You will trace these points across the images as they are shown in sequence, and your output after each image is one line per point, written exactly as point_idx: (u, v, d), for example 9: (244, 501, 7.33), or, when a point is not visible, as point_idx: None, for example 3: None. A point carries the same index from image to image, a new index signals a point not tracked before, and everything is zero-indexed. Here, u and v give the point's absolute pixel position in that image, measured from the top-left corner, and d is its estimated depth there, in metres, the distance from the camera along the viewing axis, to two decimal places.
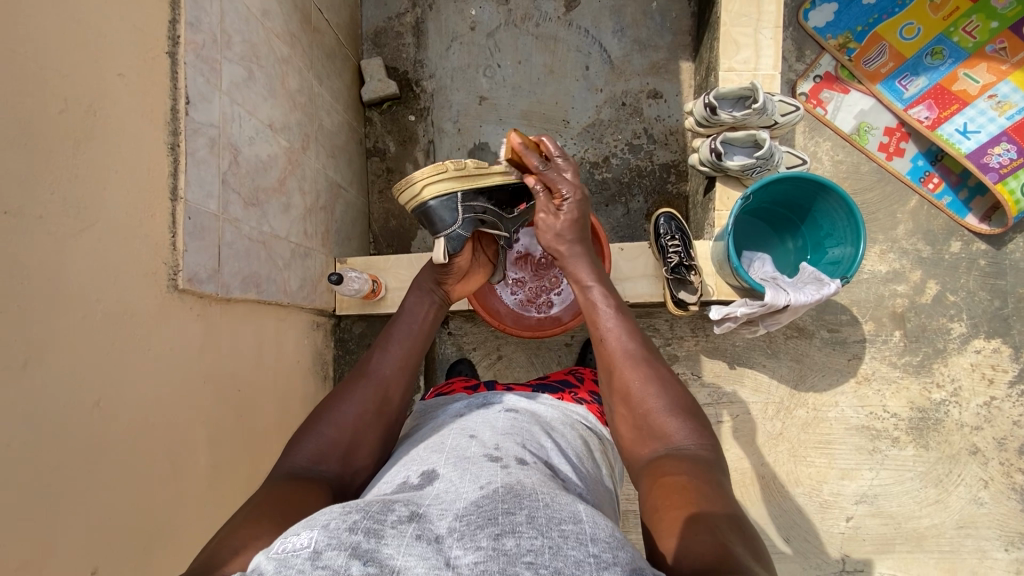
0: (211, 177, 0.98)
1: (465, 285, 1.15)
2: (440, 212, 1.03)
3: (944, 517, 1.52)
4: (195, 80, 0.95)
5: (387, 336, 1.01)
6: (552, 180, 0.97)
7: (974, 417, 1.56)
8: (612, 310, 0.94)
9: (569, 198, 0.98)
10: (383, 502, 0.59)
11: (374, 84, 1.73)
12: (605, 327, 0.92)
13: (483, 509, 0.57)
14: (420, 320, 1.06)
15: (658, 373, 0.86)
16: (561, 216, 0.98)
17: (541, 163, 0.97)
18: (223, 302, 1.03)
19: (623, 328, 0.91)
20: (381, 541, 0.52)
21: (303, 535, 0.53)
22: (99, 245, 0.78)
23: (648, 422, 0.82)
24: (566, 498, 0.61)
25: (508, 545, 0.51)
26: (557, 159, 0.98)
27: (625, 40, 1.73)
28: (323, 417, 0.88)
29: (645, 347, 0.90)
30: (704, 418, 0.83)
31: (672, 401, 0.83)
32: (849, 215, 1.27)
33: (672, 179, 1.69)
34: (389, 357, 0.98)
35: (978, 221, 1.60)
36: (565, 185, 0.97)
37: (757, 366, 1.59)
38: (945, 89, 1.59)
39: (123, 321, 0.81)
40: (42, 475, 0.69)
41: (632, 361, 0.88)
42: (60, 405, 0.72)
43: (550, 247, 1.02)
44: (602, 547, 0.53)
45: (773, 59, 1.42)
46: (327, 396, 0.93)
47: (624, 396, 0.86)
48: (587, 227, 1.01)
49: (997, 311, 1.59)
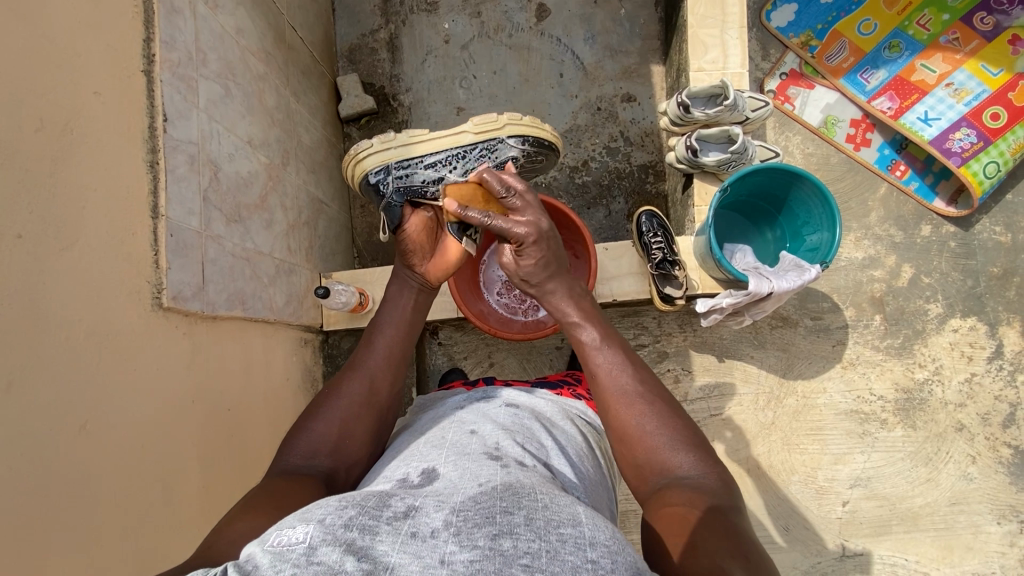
0: (192, 194, 0.97)
1: (436, 262, 1.01)
2: (376, 188, 1.06)
3: (936, 495, 1.55)
4: (172, 97, 0.94)
5: (375, 328, 1.00)
6: (503, 228, 0.87)
7: (957, 394, 1.60)
8: (600, 345, 0.91)
9: (526, 243, 0.88)
10: (380, 498, 0.59)
11: (351, 100, 1.74)
12: (596, 365, 0.90)
13: (480, 506, 0.57)
14: (405, 307, 1.02)
15: (654, 406, 0.85)
16: (523, 262, 0.90)
17: (484, 213, 0.88)
18: (209, 320, 1.01)
19: (613, 363, 0.89)
20: (377, 538, 0.52)
21: (298, 529, 0.53)
22: (80, 264, 0.77)
23: (649, 458, 0.82)
24: (565, 501, 0.60)
25: (505, 546, 0.51)
26: (507, 198, 0.89)
27: (596, 47, 1.77)
28: (314, 413, 0.90)
29: (636, 378, 0.88)
30: (706, 444, 0.84)
31: (671, 433, 0.83)
32: (824, 201, 1.30)
33: (650, 179, 1.72)
34: (376, 350, 0.97)
35: (945, 204, 1.66)
36: (519, 228, 0.87)
37: (745, 358, 1.62)
38: (904, 80, 1.65)
39: (107, 342, 0.79)
40: (30, 505, 0.67)
41: (627, 400, 0.86)
42: (44, 428, 0.69)
43: (527, 287, 0.95)
44: (601, 552, 0.53)
45: (740, 57, 1.46)
46: (318, 393, 0.94)
47: (622, 434, 0.85)
48: (559, 258, 0.93)
49: (971, 291, 1.64)
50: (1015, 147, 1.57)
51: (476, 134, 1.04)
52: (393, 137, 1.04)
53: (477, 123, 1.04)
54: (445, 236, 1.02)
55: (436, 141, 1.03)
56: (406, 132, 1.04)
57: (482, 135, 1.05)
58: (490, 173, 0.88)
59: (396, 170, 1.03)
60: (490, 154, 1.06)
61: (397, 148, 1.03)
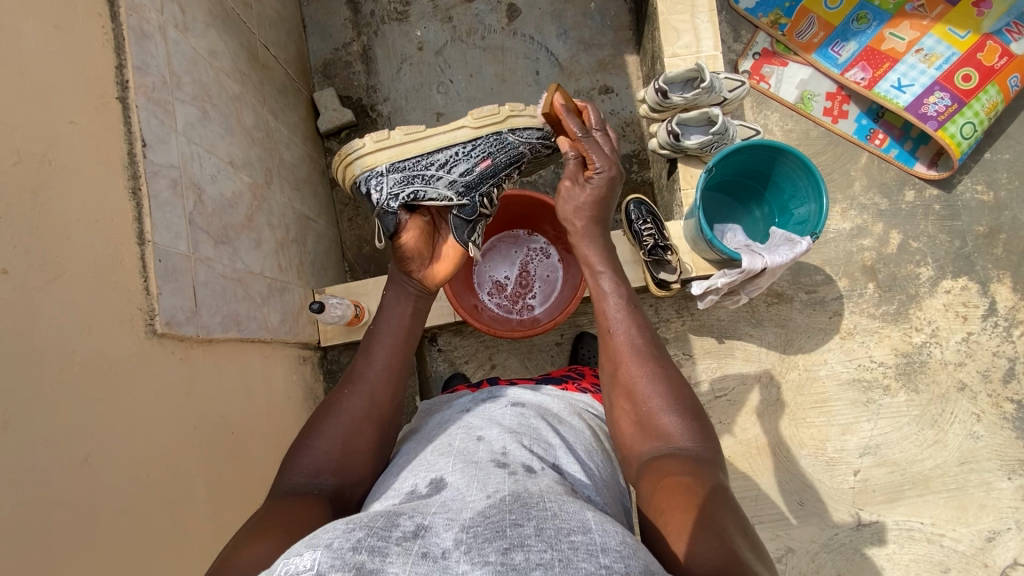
0: (178, 219, 0.97)
1: (438, 267, 1.05)
2: (368, 189, 1.09)
3: (945, 456, 1.56)
4: (149, 122, 0.94)
5: (369, 340, 0.99)
6: (587, 150, 1.00)
7: (956, 353, 1.61)
8: (621, 304, 0.96)
9: (600, 172, 1.00)
10: (388, 518, 0.58)
11: (330, 114, 1.73)
12: (614, 320, 0.95)
13: (489, 521, 0.56)
14: (401, 316, 1.01)
15: (661, 372, 0.89)
16: (587, 190, 1.01)
17: (582, 128, 1.00)
18: (205, 343, 1.00)
19: (630, 321, 0.94)
20: (387, 560, 0.51)
21: (306, 557, 0.52)
22: (71, 296, 0.76)
23: (651, 420, 0.84)
24: (575, 507, 0.60)
25: (517, 560, 0.50)
26: (597, 133, 1.02)
27: (570, 42, 1.78)
28: (314, 430, 0.89)
29: (651, 342, 0.92)
30: (706, 421, 0.86)
31: (677, 402, 0.86)
32: (808, 173, 1.31)
33: (635, 168, 1.73)
34: (374, 360, 0.96)
35: (926, 168, 1.68)
36: (598, 158, 1.00)
37: (745, 337, 1.63)
38: (875, 50, 1.67)
39: (104, 373, 0.78)
40: (37, 544, 0.66)
41: (639, 358, 0.90)
42: (44, 465, 0.68)
43: (573, 215, 1.03)
44: (614, 557, 0.52)
45: (713, 40, 1.47)
46: (317, 409, 0.93)
47: (629, 393, 0.88)
48: (608, 205, 1.04)
49: (959, 251, 1.66)
50: (989, 106, 1.58)
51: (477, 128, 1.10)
52: (388, 137, 1.08)
53: (477, 117, 1.10)
54: (443, 242, 1.09)
55: (431, 137, 1.09)
56: (401, 130, 1.09)
57: (478, 129, 1.10)
58: (591, 109, 1.02)
59: (388, 171, 1.07)
60: (488, 147, 1.11)
61: (394, 147, 1.08)
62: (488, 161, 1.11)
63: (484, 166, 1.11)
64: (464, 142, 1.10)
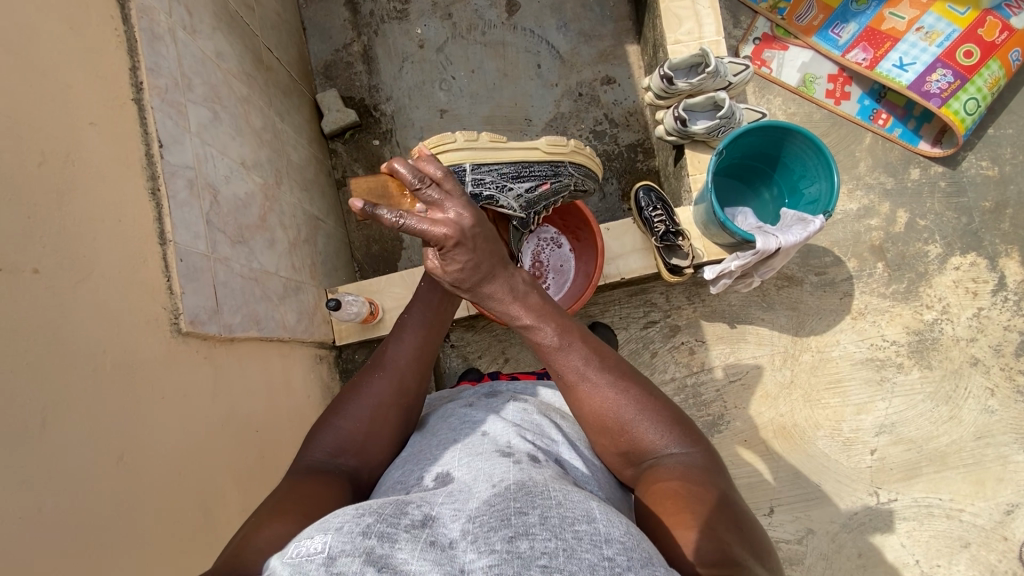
0: (196, 219, 0.97)
1: None
2: None
3: (961, 432, 1.57)
4: (164, 123, 0.94)
5: (402, 325, 0.97)
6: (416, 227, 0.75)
7: (967, 329, 1.62)
8: (561, 343, 0.84)
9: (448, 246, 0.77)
10: (396, 505, 0.59)
11: (334, 115, 1.73)
12: (562, 365, 0.84)
13: (495, 509, 0.57)
14: (436, 306, 0.98)
15: (629, 394, 0.82)
16: (447, 268, 0.81)
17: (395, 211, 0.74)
18: (227, 342, 1.00)
19: (580, 359, 0.84)
20: (396, 546, 0.52)
21: (317, 540, 0.52)
22: (98, 295, 0.76)
23: (632, 445, 0.81)
24: (579, 496, 0.60)
25: (522, 548, 0.51)
26: (424, 191, 0.76)
27: (570, 34, 1.78)
28: (340, 410, 0.89)
29: (606, 368, 0.84)
30: (686, 418, 0.84)
31: (653, 417, 0.82)
32: (818, 153, 1.31)
33: (640, 158, 1.74)
34: (406, 348, 0.95)
35: (930, 145, 1.69)
36: (439, 228, 0.75)
37: (756, 321, 1.63)
38: (875, 30, 1.67)
39: (133, 372, 0.78)
40: (76, 542, 0.66)
41: (600, 392, 0.82)
42: (80, 464, 0.68)
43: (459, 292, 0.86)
44: (617, 549, 0.52)
45: (715, 25, 1.48)
46: (344, 387, 0.93)
47: (603, 428, 0.82)
48: (493, 259, 0.82)
49: (966, 227, 1.67)
50: (991, 82, 1.59)
51: (550, 153, 1.08)
52: (475, 137, 1.00)
53: (552, 143, 1.08)
54: None
55: (512, 151, 1.04)
56: (489, 134, 1.02)
57: (551, 155, 1.08)
58: (399, 162, 0.75)
59: (473, 173, 1.00)
60: (554, 173, 1.10)
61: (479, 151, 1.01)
62: (549, 184, 1.09)
63: (545, 189, 1.09)
64: (537, 163, 1.06)
